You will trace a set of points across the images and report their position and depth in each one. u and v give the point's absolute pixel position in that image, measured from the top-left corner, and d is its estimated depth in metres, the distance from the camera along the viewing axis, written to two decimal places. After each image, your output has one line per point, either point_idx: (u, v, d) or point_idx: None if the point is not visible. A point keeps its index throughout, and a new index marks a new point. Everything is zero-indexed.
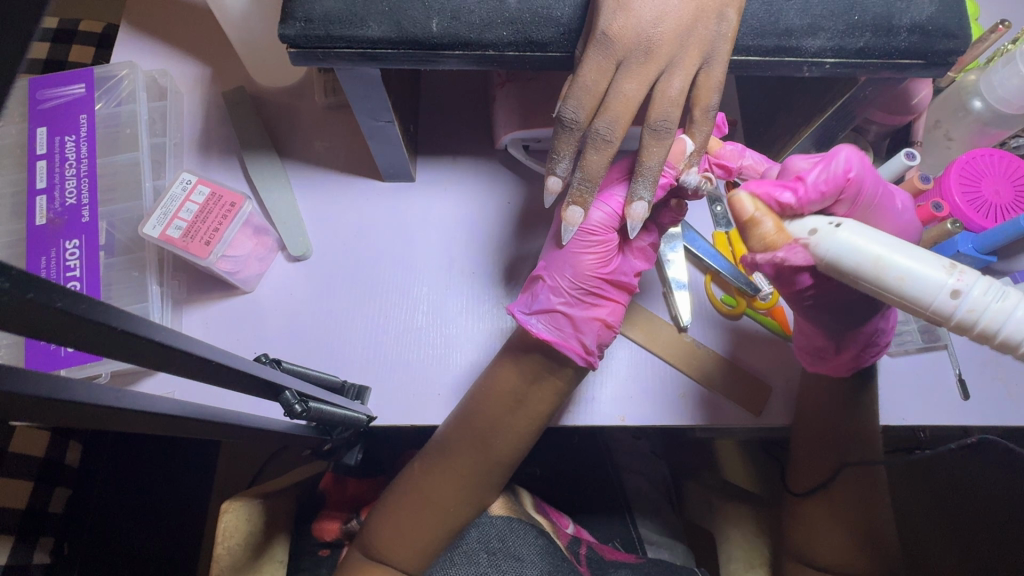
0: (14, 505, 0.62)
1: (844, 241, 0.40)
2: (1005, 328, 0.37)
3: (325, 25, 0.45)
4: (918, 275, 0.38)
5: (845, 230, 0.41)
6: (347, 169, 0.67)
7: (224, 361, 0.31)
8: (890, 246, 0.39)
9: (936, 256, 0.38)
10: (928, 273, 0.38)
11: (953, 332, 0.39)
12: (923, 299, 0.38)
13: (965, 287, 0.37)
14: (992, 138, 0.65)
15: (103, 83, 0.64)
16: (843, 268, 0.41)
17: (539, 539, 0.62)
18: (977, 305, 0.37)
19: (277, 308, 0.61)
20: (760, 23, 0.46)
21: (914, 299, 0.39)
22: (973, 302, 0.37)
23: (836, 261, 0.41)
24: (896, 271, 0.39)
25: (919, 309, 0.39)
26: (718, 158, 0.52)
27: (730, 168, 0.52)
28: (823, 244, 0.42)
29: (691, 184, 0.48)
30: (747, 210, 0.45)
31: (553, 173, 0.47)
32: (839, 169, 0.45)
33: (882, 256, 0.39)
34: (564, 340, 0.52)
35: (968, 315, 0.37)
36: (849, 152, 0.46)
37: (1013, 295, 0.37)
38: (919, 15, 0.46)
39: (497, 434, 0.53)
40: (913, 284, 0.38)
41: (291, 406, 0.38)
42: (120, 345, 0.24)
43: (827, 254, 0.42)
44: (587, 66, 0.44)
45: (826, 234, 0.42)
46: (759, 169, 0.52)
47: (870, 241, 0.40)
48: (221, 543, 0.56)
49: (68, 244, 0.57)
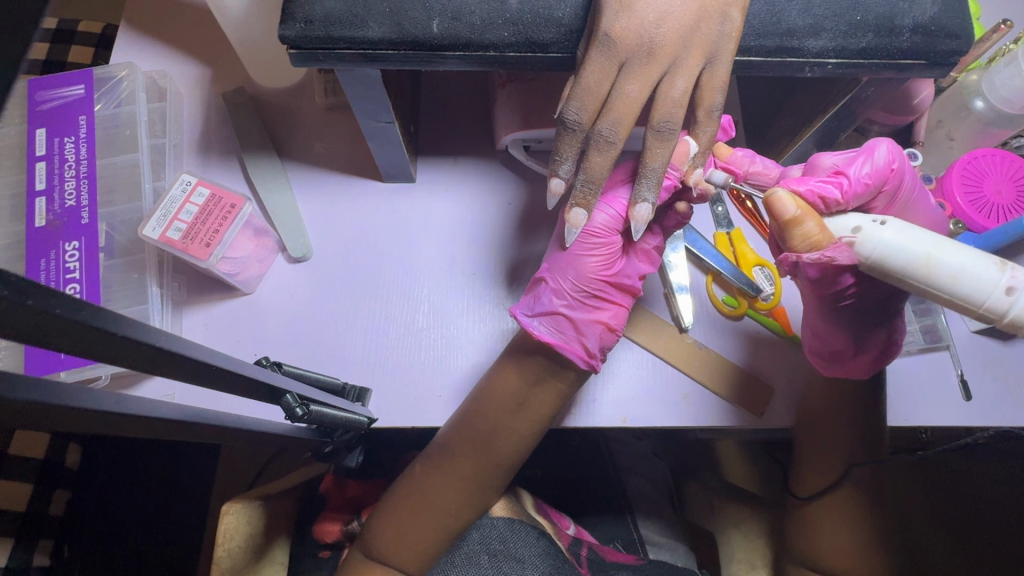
0: (14, 507, 0.62)
1: (891, 240, 0.41)
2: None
3: (325, 26, 0.45)
4: (972, 274, 0.39)
5: (890, 229, 0.41)
6: (347, 170, 0.67)
7: (225, 366, 0.31)
8: (942, 245, 0.40)
9: (990, 255, 0.39)
10: (984, 271, 0.39)
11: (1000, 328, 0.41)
12: (978, 298, 0.39)
13: (1021, 286, 0.38)
14: (994, 138, 0.64)
15: (102, 84, 0.63)
16: (889, 267, 0.41)
17: (541, 540, 0.61)
18: None
19: (277, 310, 0.61)
20: (763, 23, 0.45)
21: (968, 297, 0.40)
22: None
23: (882, 260, 0.41)
24: (950, 269, 0.39)
25: (969, 307, 0.40)
26: (727, 164, 0.52)
27: (739, 173, 0.51)
28: (865, 243, 0.42)
29: (717, 181, 0.48)
30: (789, 210, 0.43)
31: (557, 174, 0.47)
32: (882, 161, 0.46)
33: (934, 255, 0.40)
34: (566, 343, 0.52)
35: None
36: (889, 145, 0.47)
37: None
38: (921, 16, 0.46)
39: (498, 435, 0.53)
40: (969, 282, 0.39)
41: (292, 409, 0.38)
42: (121, 352, 0.24)
43: (871, 254, 0.42)
44: (589, 67, 0.44)
45: (870, 233, 0.42)
46: (772, 176, 0.52)
47: (916, 240, 0.40)
48: (222, 544, 0.55)
49: (67, 246, 0.57)
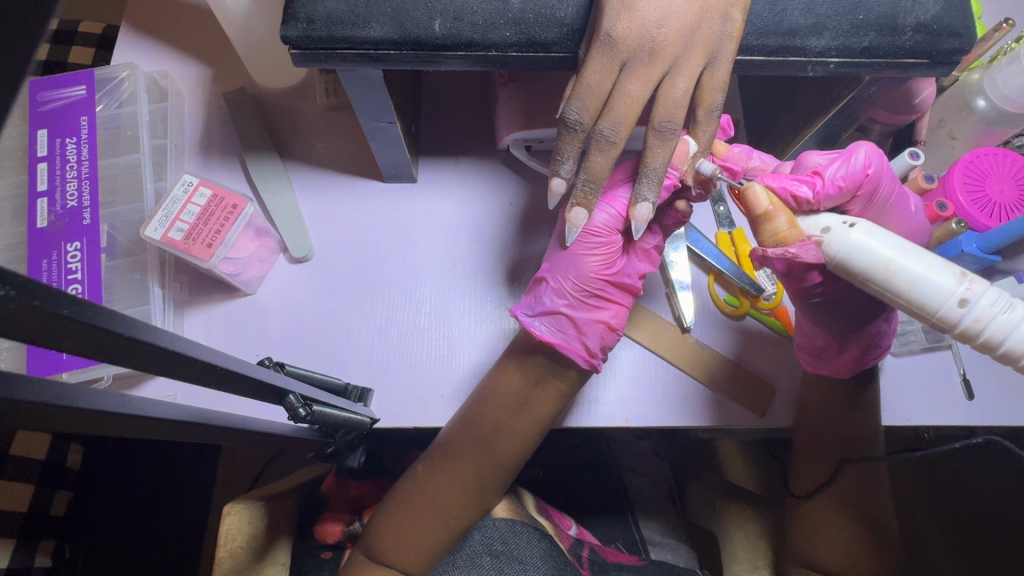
0: (16, 508, 0.62)
1: (856, 241, 0.40)
2: (1005, 340, 0.37)
3: (327, 26, 0.45)
4: (929, 282, 0.38)
5: (857, 231, 0.40)
6: (348, 171, 0.67)
7: (228, 366, 0.31)
8: (902, 249, 0.39)
9: (947, 264, 0.38)
10: (940, 280, 0.38)
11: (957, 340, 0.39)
12: (930, 306, 0.38)
13: (973, 296, 0.37)
14: (995, 137, 0.64)
15: (103, 85, 0.63)
16: (852, 268, 0.40)
17: (542, 542, 0.62)
18: (984, 314, 0.37)
19: (279, 310, 0.61)
20: (764, 22, 0.45)
21: (922, 305, 0.39)
22: (980, 312, 0.37)
23: (846, 261, 0.41)
24: (907, 276, 0.38)
25: (924, 315, 0.39)
26: (724, 160, 0.52)
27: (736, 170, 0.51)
28: (833, 242, 0.41)
29: (705, 172, 0.48)
30: (761, 205, 0.44)
31: (558, 174, 0.47)
32: (858, 165, 0.45)
33: (893, 260, 0.39)
34: (566, 343, 0.52)
35: (973, 325, 0.37)
36: (868, 150, 0.46)
37: (1015, 307, 0.37)
38: (924, 14, 0.45)
39: (500, 436, 0.53)
40: (922, 290, 0.38)
41: (295, 409, 0.38)
42: (127, 352, 0.24)
43: (838, 254, 0.41)
44: (591, 67, 0.44)
45: (838, 233, 0.41)
46: (768, 169, 0.52)
47: (881, 243, 0.39)
48: (222, 545, 0.56)
49: (69, 247, 0.57)
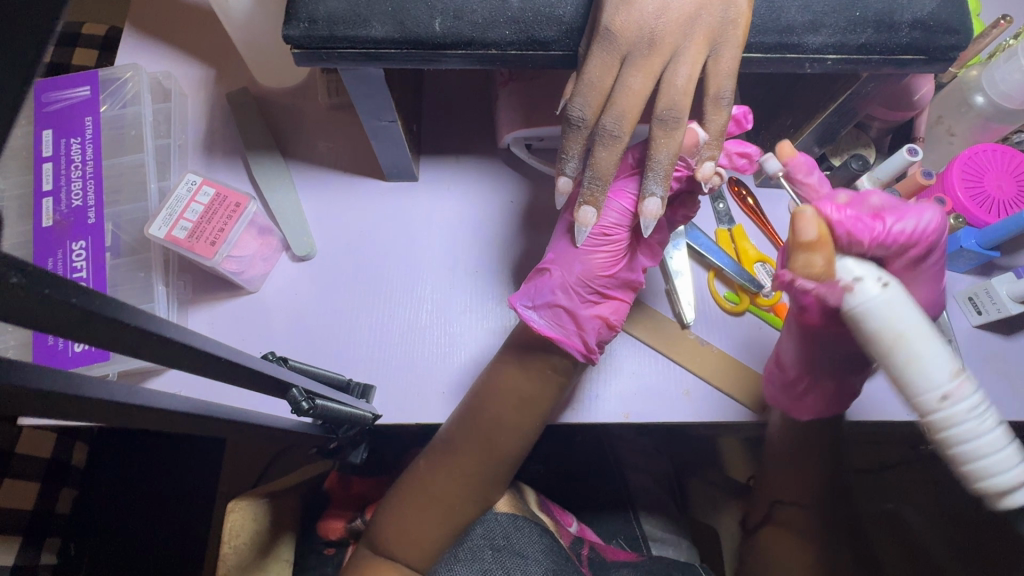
0: (22, 506, 0.63)
1: (881, 306, 0.42)
2: (964, 443, 0.43)
3: (329, 25, 0.45)
4: (927, 368, 0.42)
5: (887, 296, 0.43)
6: (350, 170, 0.67)
7: (232, 359, 0.32)
8: (917, 330, 0.42)
9: (949, 361, 0.42)
10: (937, 370, 0.42)
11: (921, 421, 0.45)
12: (918, 388, 0.42)
13: (957, 395, 0.42)
14: (994, 134, 0.65)
15: (107, 85, 0.64)
16: (862, 326, 0.43)
17: (543, 537, 0.62)
18: (959, 413, 0.42)
19: (281, 308, 0.61)
20: (762, 20, 0.46)
21: (910, 383, 0.43)
22: (955, 411, 0.42)
23: (860, 318, 0.43)
24: (910, 354, 0.42)
25: (908, 390, 0.43)
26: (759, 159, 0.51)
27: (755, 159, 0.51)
28: (856, 296, 0.43)
29: (771, 167, 0.51)
30: (808, 232, 0.43)
31: (563, 173, 0.47)
32: (923, 224, 0.47)
33: (905, 336, 0.42)
34: (566, 337, 0.52)
35: (943, 419, 0.42)
36: (935, 215, 0.47)
37: (988, 423, 0.42)
38: (920, 11, 0.46)
39: (501, 430, 0.54)
40: (917, 372, 0.42)
41: (298, 403, 0.38)
42: (134, 343, 0.25)
43: (859, 307, 0.43)
44: (591, 63, 0.44)
45: (867, 290, 0.43)
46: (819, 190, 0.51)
47: (901, 316, 0.42)
48: (227, 542, 0.56)
49: (75, 245, 0.57)
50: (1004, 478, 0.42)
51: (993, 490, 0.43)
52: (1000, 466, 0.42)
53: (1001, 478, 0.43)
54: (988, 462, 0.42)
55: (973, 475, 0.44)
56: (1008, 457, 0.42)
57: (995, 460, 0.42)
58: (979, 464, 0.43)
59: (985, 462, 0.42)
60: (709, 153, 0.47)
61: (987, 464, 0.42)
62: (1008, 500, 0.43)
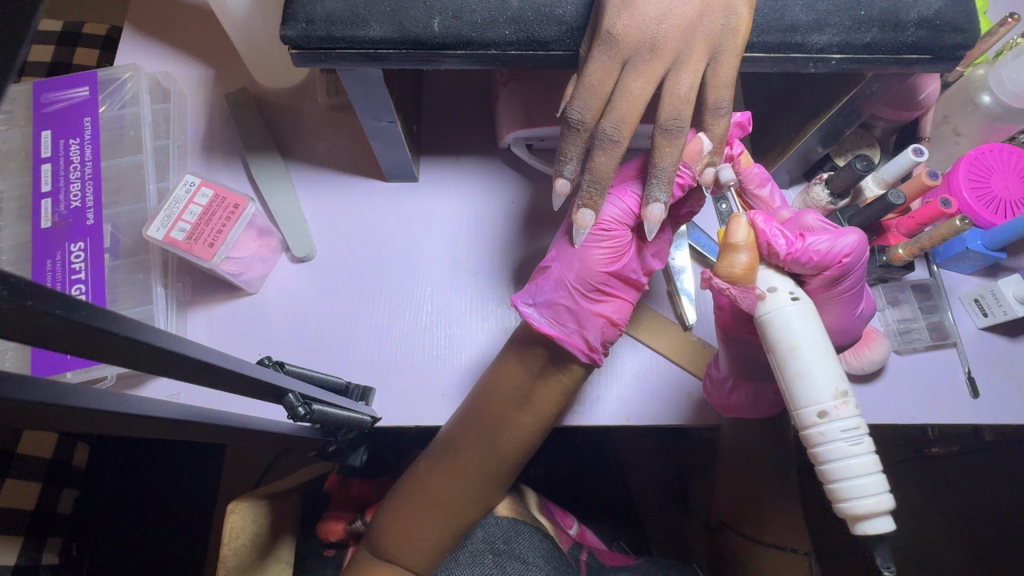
0: (22, 507, 0.62)
1: (787, 316, 0.41)
2: (831, 461, 0.39)
3: (327, 26, 0.45)
4: (814, 381, 0.39)
5: (795, 308, 0.41)
6: (350, 171, 0.67)
7: (226, 366, 0.31)
8: (814, 344, 0.40)
9: (837, 379, 0.39)
10: (824, 385, 0.39)
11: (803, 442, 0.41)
12: (798, 399, 0.40)
13: (834, 414, 0.39)
14: (1001, 133, 0.64)
15: (105, 86, 0.64)
16: (766, 334, 0.42)
17: (543, 543, 0.61)
18: (829, 431, 0.39)
19: (280, 310, 0.61)
20: (765, 19, 0.45)
21: (793, 397, 0.40)
22: (827, 428, 0.39)
23: (767, 326, 0.42)
24: (800, 366, 0.40)
25: (790, 404, 0.41)
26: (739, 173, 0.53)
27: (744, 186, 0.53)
28: (767, 303, 0.42)
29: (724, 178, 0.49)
30: (738, 236, 0.44)
31: (561, 174, 0.47)
32: (840, 247, 0.45)
33: (799, 347, 0.40)
34: (566, 336, 0.51)
35: (816, 436, 0.39)
36: (856, 238, 0.45)
37: (863, 445, 0.38)
38: (927, 10, 0.45)
39: (504, 434, 0.53)
40: (803, 382, 0.40)
41: (294, 408, 0.38)
42: (122, 352, 0.24)
43: (766, 316, 0.42)
44: (592, 66, 0.44)
45: (779, 300, 0.42)
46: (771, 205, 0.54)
47: (800, 329, 0.40)
48: (227, 544, 0.54)
49: (73, 247, 0.57)
50: (856, 504, 0.38)
51: (849, 519, 0.39)
52: (858, 491, 0.38)
53: (852, 502, 0.38)
54: (842, 484, 0.38)
55: (834, 501, 0.39)
56: (874, 486, 0.38)
57: (852, 482, 0.38)
58: (836, 486, 0.39)
59: (840, 485, 0.38)
60: (710, 160, 0.48)
61: (841, 487, 0.38)
62: (856, 525, 0.39)
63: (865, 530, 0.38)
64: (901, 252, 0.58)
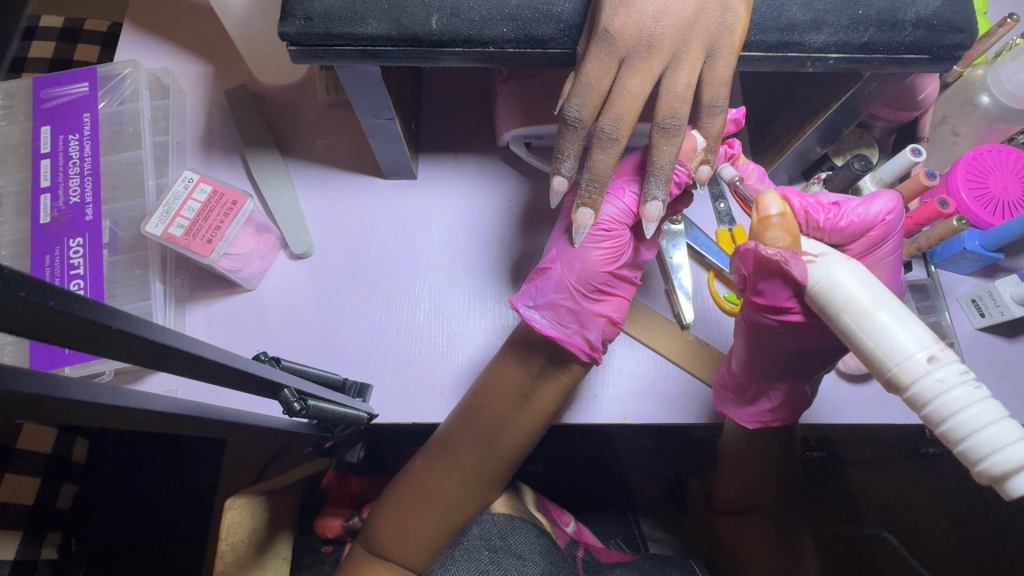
0: (22, 501, 0.63)
1: (846, 275, 0.38)
2: (962, 412, 0.33)
3: (324, 22, 0.45)
4: (906, 330, 0.36)
5: (851, 267, 0.39)
6: (349, 168, 0.67)
7: (220, 360, 0.31)
8: (887, 297, 0.37)
9: (922, 324, 0.36)
10: (918, 331, 0.36)
11: (913, 409, 0.36)
12: (897, 355, 0.35)
13: (942, 358, 0.35)
14: (1000, 134, 0.64)
15: (105, 82, 0.64)
16: (832, 300, 0.38)
17: (540, 539, 0.62)
18: (947, 378, 0.34)
19: (279, 307, 0.61)
20: (763, 18, 0.45)
21: (887, 354, 0.36)
22: (944, 374, 0.34)
23: (830, 289, 0.39)
24: (885, 319, 0.36)
25: (886, 366, 0.36)
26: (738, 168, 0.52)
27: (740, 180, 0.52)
28: (819, 268, 0.40)
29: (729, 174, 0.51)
30: (772, 207, 0.44)
31: (559, 172, 0.47)
32: (877, 210, 0.46)
33: (875, 300, 0.37)
34: (568, 337, 0.51)
35: (930, 389, 0.34)
36: (890, 198, 0.47)
37: (982, 387, 0.34)
38: (924, 10, 0.45)
39: (502, 431, 0.53)
40: (896, 334, 0.36)
41: (290, 404, 0.38)
42: (116, 345, 0.25)
43: (825, 280, 0.39)
44: (590, 64, 0.44)
45: (831, 261, 0.40)
46: None
47: (867, 285, 0.38)
48: (225, 539, 0.54)
49: (72, 242, 0.57)
50: (1011, 455, 0.32)
51: (1007, 481, 0.33)
52: (1006, 438, 0.32)
53: (1007, 452, 0.32)
54: (984, 434, 0.33)
55: (978, 462, 0.33)
56: (1017, 429, 0.33)
57: (998, 429, 0.33)
58: (977, 440, 0.33)
59: (982, 437, 0.33)
60: (704, 158, 0.49)
61: (983, 438, 0.33)
62: (1020, 485, 0.32)
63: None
64: (901, 253, 0.61)
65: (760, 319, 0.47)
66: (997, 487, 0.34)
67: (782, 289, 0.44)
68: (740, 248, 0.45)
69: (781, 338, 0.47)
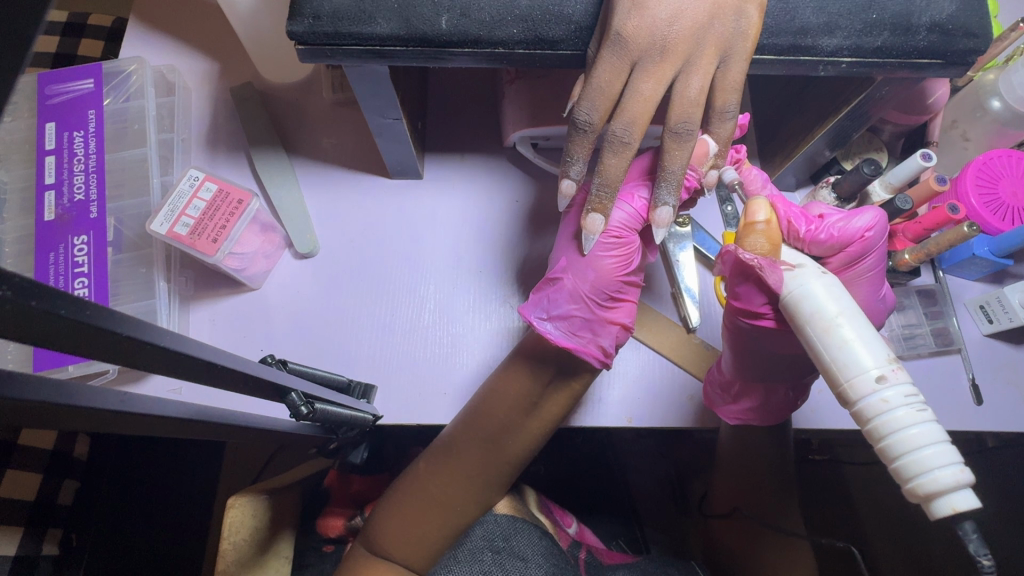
0: (24, 496, 0.63)
1: (816, 288, 0.38)
2: (897, 432, 0.33)
3: (333, 22, 0.44)
4: (861, 346, 0.36)
5: (825, 280, 0.39)
6: (355, 167, 0.67)
7: (227, 364, 0.31)
8: (852, 312, 0.37)
9: (883, 343, 0.36)
10: (875, 350, 0.35)
11: (857, 423, 0.36)
12: (848, 370, 0.36)
13: (892, 378, 0.34)
14: (1010, 139, 0.63)
15: (110, 78, 0.64)
16: (799, 312, 0.39)
17: (543, 540, 0.61)
18: (891, 398, 0.34)
19: (284, 307, 0.61)
20: (776, 21, 0.45)
21: (840, 369, 0.36)
22: (889, 394, 0.34)
23: (797, 302, 0.39)
24: (843, 335, 0.36)
25: (837, 380, 0.36)
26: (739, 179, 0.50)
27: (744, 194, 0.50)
28: (794, 278, 0.39)
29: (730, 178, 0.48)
30: (758, 214, 0.43)
31: (568, 176, 0.46)
32: (858, 225, 0.45)
33: (840, 315, 0.37)
34: (582, 346, 0.51)
35: (875, 405, 0.34)
36: (874, 215, 0.45)
37: (928, 412, 0.33)
38: (939, 14, 0.44)
39: (509, 435, 0.53)
40: (850, 350, 0.36)
41: (297, 407, 0.38)
42: (125, 351, 0.24)
43: (794, 291, 0.39)
44: (602, 66, 0.43)
45: (806, 274, 0.39)
46: None
47: (835, 299, 0.38)
48: (227, 538, 0.54)
49: (76, 240, 0.57)
50: (940, 477, 0.32)
51: (933, 502, 0.33)
52: (938, 460, 0.32)
53: (936, 474, 0.32)
54: (918, 454, 0.33)
55: (909, 481, 0.33)
56: (954, 454, 0.32)
57: (931, 453, 0.32)
58: (911, 459, 0.33)
59: (916, 456, 0.33)
60: (717, 162, 0.49)
61: (916, 457, 0.33)
62: (943, 507, 0.32)
63: (956, 512, 0.32)
64: (907, 257, 0.59)
65: (736, 322, 0.47)
66: (926, 508, 0.34)
67: (757, 293, 0.43)
68: (723, 250, 0.45)
69: (758, 342, 0.47)
